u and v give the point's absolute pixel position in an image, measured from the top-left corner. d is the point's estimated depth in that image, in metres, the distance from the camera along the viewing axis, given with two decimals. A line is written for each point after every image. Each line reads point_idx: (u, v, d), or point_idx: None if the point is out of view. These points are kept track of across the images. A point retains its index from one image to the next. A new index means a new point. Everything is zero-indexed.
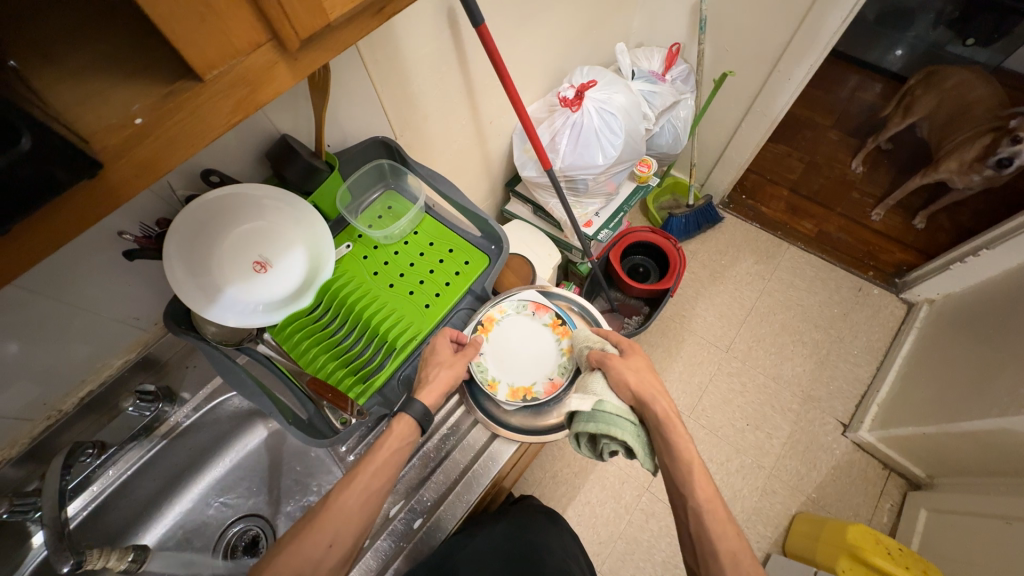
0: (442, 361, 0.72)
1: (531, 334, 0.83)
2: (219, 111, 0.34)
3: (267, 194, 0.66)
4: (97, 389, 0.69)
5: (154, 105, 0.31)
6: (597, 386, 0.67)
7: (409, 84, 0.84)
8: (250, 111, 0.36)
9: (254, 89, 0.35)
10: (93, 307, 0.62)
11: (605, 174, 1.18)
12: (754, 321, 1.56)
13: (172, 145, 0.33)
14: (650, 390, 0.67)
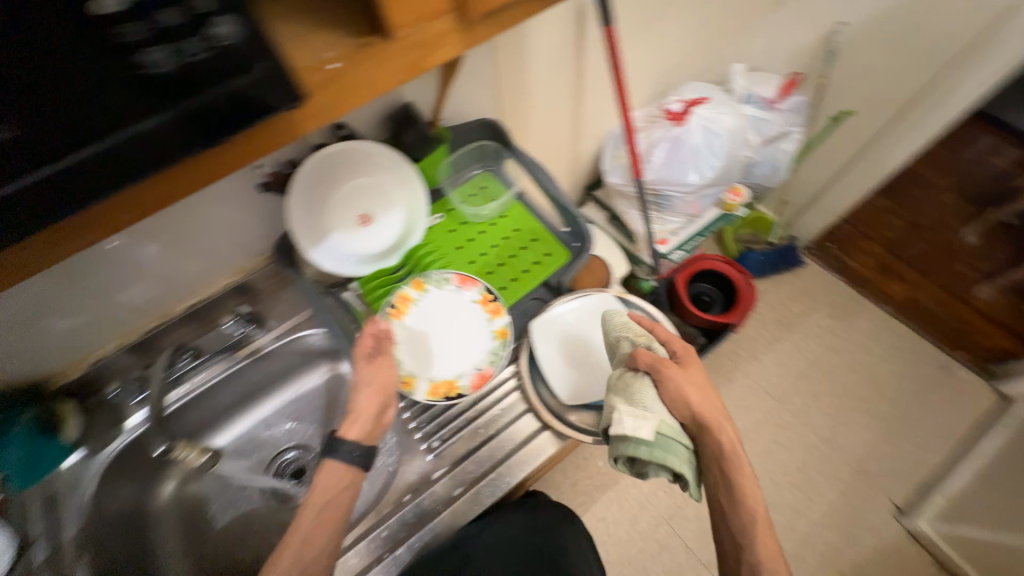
0: (369, 385, 0.63)
1: (438, 313, 0.73)
2: (393, 69, 0.36)
3: (380, 152, 0.68)
4: (201, 303, 0.78)
5: (347, 55, 0.35)
6: (648, 399, 0.61)
7: (524, 74, 0.85)
8: (416, 74, 0.38)
9: (425, 54, 0.37)
10: (219, 229, 0.69)
11: (693, 194, 1.16)
12: (816, 378, 1.46)
13: (350, 94, 0.36)
14: (708, 414, 0.61)
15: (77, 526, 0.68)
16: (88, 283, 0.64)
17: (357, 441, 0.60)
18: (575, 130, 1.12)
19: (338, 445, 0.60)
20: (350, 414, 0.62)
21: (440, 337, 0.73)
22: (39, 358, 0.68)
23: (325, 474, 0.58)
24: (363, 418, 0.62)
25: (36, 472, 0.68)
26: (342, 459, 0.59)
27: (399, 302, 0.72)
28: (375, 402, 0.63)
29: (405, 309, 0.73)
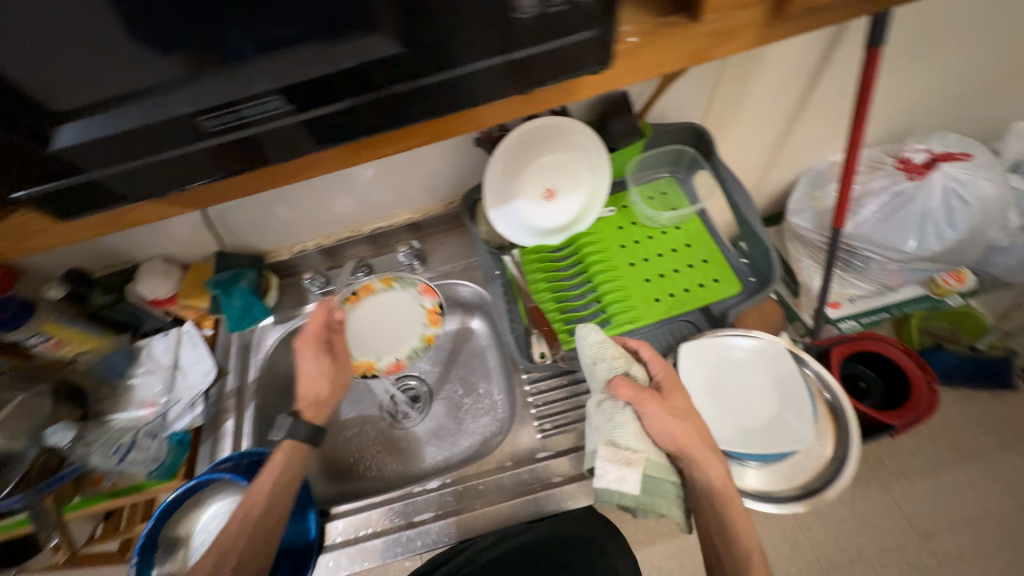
0: (322, 369, 0.69)
1: (394, 312, 0.79)
2: (679, 51, 0.38)
3: (584, 134, 0.69)
4: (384, 228, 0.89)
5: (646, 31, 0.36)
6: (630, 440, 0.51)
7: (748, 85, 0.81)
8: (696, 61, 0.39)
9: (716, 42, 0.38)
10: (424, 168, 0.79)
11: (899, 263, 0.97)
12: (1003, 545, 1.09)
13: (635, 68, 0.38)
14: (698, 453, 0.52)
15: (255, 375, 0.82)
16: (319, 187, 0.78)
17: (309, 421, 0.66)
18: (772, 158, 1.02)
19: (287, 424, 0.65)
20: (307, 400, 0.68)
21: (380, 318, 0.79)
22: (266, 236, 0.85)
23: (285, 454, 0.64)
24: (311, 401, 0.68)
25: (246, 321, 0.81)
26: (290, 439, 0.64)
27: (362, 289, 0.80)
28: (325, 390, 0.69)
29: (363, 296, 0.80)
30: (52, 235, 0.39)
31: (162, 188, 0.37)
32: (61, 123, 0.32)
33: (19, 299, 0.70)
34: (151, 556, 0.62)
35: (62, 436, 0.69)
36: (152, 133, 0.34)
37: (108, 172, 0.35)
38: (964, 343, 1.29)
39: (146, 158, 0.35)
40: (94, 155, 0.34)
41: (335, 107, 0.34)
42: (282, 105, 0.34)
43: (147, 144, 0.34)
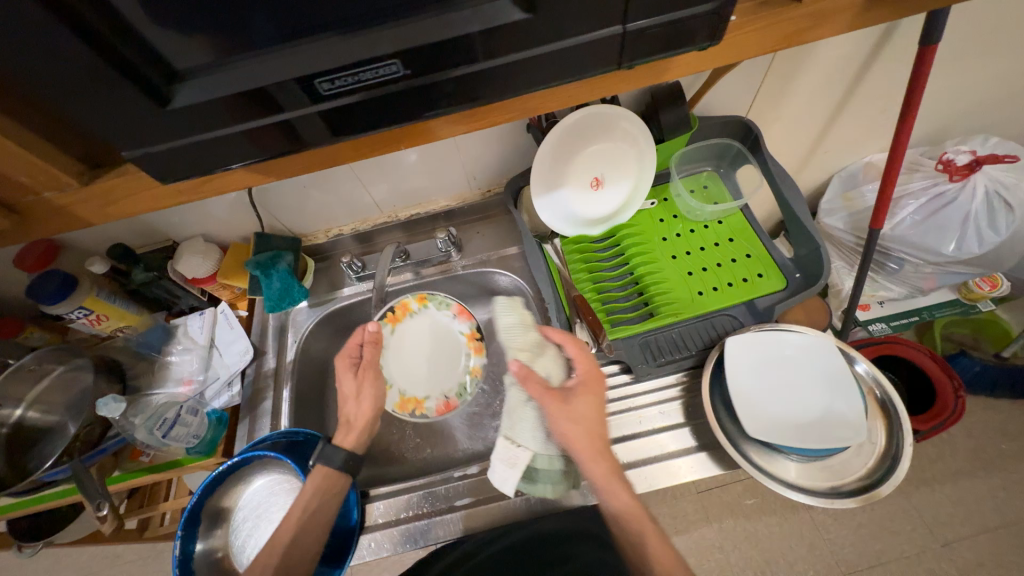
0: (354, 393, 0.68)
1: (437, 338, 0.81)
2: (776, 34, 0.37)
3: (632, 122, 0.68)
4: (422, 214, 0.89)
5: (748, 11, 0.36)
6: (524, 432, 0.63)
7: (794, 81, 0.78)
8: (789, 45, 0.39)
9: (814, 25, 0.37)
10: (465, 155, 0.78)
11: (934, 266, 0.98)
12: None
13: (732, 49, 0.37)
14: (586, 449, 0.58)
15: (292, 357, 0.83)
16: (361, 172, 0.77)
17: (349, 448, 0.64)
18: (805, 158, 0.99)
19: (332, 454, 0.63)
20: (346, 425, 0.67)
21: (422, 347, 0.80)
22: (302, 220, 0.85)
23: (320, 479, 0.62)
24: (356, 427, 0.66)
25: (286, 302, 0.81)
26: (327, 464, 0.62)
27: (399, 308, 0.80)
28: (368, 415, 0.67)
29: (401, 316, 0.80)
30: (134, 202, 0.37)
31: (252, 156, 0.35)
32: (173, 88, 0.29)
33: (62, 274, 0.70)
34: (194, 530, 0.63)
35: (113, 409, 0.63)
36: (261, 97, 0.31)
37: (199, 139, 0.32)
38: (988, 350, 1.15)
39: (248, 122, 0.32)
40: (195, 119, 0.31)
41: (458, 72, 0.32)
42: (404, 70, 0.31)
43: (254, 106, 0.31)
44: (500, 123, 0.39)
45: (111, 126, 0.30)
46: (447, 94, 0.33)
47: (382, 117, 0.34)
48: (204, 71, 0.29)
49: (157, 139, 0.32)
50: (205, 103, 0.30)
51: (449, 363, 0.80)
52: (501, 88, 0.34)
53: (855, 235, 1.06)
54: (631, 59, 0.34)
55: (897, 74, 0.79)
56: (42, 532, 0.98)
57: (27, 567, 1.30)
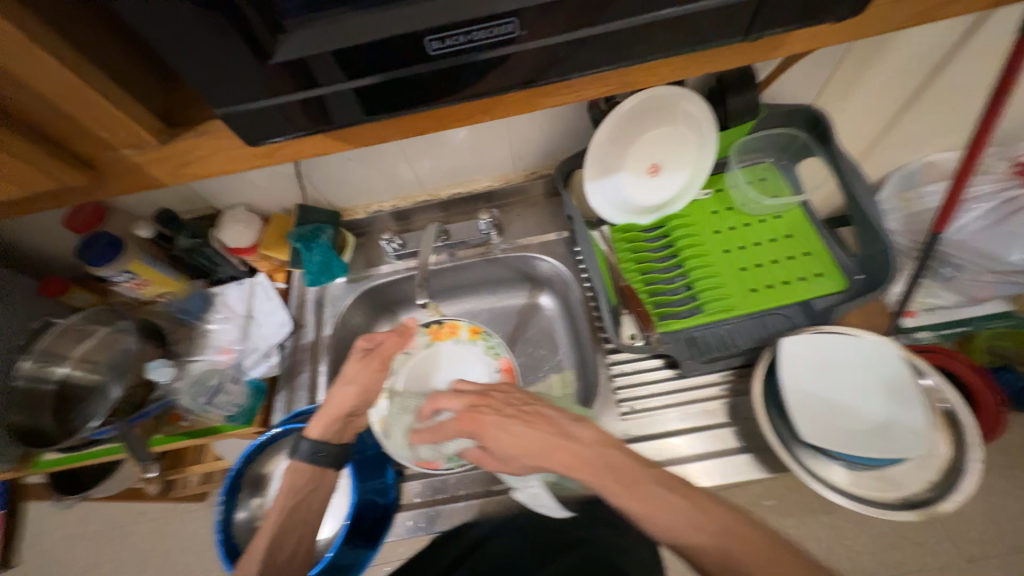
0: (348, 379, 0.63)
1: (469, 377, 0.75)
2: (904, 14, 0.35)
3: (693, 104, 0.64)
4: (463, 194, 0.87)
5: None
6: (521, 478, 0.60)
7: (869, 71, 0.72)
8: (916, 24, 0.36)
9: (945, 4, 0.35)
10: (516, 134, 0.76)
11: (995, 275, 0.94)
12: None
13: (847, 28, 0.36)
14: (545, 456, 0.53)
15: (330, 331, 0.83)
16: (408, 147, 0.75)
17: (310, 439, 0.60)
18: (864, 154, 0.93)
19: (300, 445, 0.61)
20: (318, 412, 0.62)
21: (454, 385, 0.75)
22: (344, 194, 0.84)
23: (292, 476, 0.61)
24: (330, 417, 0.62)
25: (327, 276, 0.80)
26: (300, 459, 0.61)
27: (447, 325, 0.77)
28: (344, 403, 0.62)
29: (445, 337, 0.77)
30: (214, 162, 0.36)
31: (331, 123, 0.34)
32: (278, 39, 0.29)
33: (110, 236, 0.70)
34: (235, 499, 0.64)
35: (163, 373, 0.64)
36: (364, 54, 0.30)
37: (294, 98, 0.32)
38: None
39: (347, 83, 0.31)
40: (295, 76, 0.30)
41: (568, 37, 0.31)
42: (519, 30, 0.30)
43: (352, 65, 0.30)
44: (591, 98, 0.37)
45: (215, 78, 0.29)
46: (558, 61, 0.32)
47: (479, 83, 0.33)
48: (313, 20, 0.29)
49: (252, 96, 0.31)
50: (309, 57, 0.29)
51: None
52: (608, 59, 0.33)
53: (908, 237, 1.02)
54: (761, 29, 0.33)
55: (982, 69, 0.73)
56: (78, 486, 1.01)
57: (58, 516, 1.36)
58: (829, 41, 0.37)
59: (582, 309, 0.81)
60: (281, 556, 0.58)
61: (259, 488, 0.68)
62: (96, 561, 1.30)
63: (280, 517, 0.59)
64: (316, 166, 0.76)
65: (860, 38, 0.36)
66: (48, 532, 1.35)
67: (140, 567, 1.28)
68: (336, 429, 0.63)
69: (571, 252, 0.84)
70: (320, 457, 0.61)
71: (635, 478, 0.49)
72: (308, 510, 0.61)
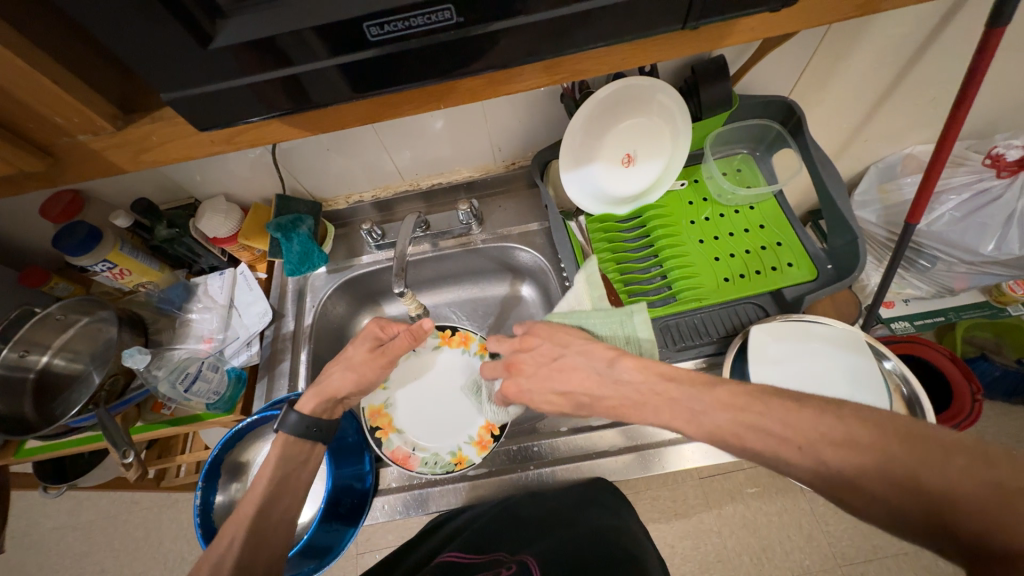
0: (353, 364, 0.65)
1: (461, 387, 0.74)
2: (843, 4, 0.36)
3: (667, 94, 0.64)
4: (444, 184, 0.88)
5: None
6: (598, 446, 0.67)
7: (842, 62, 0.73)
8: (855, 13, 0.37)
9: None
10: (494, 126, 0.76)
11: (969, 265, 0.96)
12: None
13: (789, 18, 0.37)
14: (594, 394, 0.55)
15: (310, 321, 0.84)
16: (386, 137, 0.75)
17: (304, 415, 0.60)
18: (842, 147, 0.94)
19: (289, 417, 0.60)
20: (311, 389, 0.63)
21: (454, 391, 0.74)
22: (325, 184, 0.84)
23: (282, 448, 0.59)
24: (326, 395, 0.63)
25: (306, 266, 0.80)
26: (289, 431, 0.60)
27: (459, 333, 0.77)
28: (341, 385, 0.63)
29: (454, 344, 0.77)
30: (171, 148, 0.37)
31: (309, 103, 0.35)
32: (219, 24, 0.29)
33: (89, 225, 0.70)
34: (214, 483, 0.65)
35: (139, 360, 0.65)
36: (306, 40, 0.30)
37: (240, 83, 0.32)
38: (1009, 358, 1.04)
39: (294, 68, 0.32)
40: (239, 62, 0.31)
41: (508, 25, 0.31)
42: (456, 17, 0.30)
43: (297, 50, 0.31)
44: (544, 86, 0.38)
45: (157, 63, 0.29)
46: (501, 47, 0.33)
47: (425, 70, 0.34)
48: (254, 6, 0.29)
49: (199, 80, 0.31)
50: (251, 43, 0.30)
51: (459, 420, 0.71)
52: (552, 46, 0.34)
53: (887, 229, 1.03)
54: (699, 18, 0.33)
55: (953, 61, 0.74)
56: (66, 475, 1.01)
57: (50, 506, 1.37)
58: (774, 30, 0.38)
59: (561, 299, 0.82)
60: (266, 527, 0.54)
61: (238, 474, 0.69)
62: (88, 550, 1.31)
63: (269, 487, 0.56)
64: (294, 155, 0.75)
65: (804, 26, 0.37)
66: (40, 522, 1.36)
67: (131, 556, 1.29)
68: (327, 408, 0.63)
69: (549, 242, 0.85)
70: (312, 430, 0.61)
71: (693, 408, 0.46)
72: (296, 484, 0.59)
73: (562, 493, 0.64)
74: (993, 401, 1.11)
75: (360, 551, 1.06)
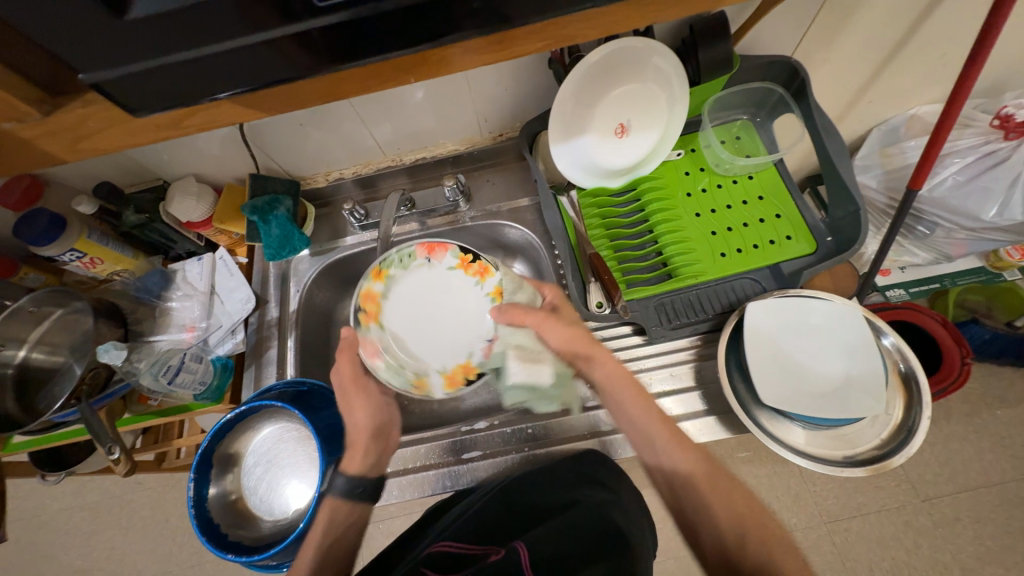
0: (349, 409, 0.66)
1: (432, 283, 0.73)
2: None
3: (664, 58, 0.60)
4: (428, 159, 0.83)
5: None
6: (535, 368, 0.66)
7: (851, 17, 0.67)
8: None
9: None
10: (478, 95, 0.71)
11: (968, 231, 0.94)
12: None
13: None
14: (583, 348, 0.63)
15: (295, 307, 0.81)
16: (364, 110, 0.70)
17: (353, 473, 0.61)
18: (844, 109, 0.90)
19: (337, 482, 0.61)
20: (350, 444, 0.64)
21: (426, 306, 0.72)
22: (301, 161, 0.79)
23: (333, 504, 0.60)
24: (358, 446, 0.64)
25: (287, 250, 0.77)
26: (342, 493, 0.61)
27: (365, 301, 0.70)
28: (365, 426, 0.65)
29: (376, 309, 0.71)
30: (110, 134, 0.34)
31: (258, 77, 0.31)
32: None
33: (50, 213, 0.66)
34: (206, 475, 0.65)
35: (115, 356, 0.63)
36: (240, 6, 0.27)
37: (166, 61, 0.29)
38: (1000, 320, 1.07)
39: (228, 42, 0.29)
40: (165, 35, 0.28)
41: None
42: None
43: (231, 18, 0.28)
44: (527, 55, 0.34)
45: (70, 35, 0.26)
46: (471, 12, 0.30)
47: (384, 39, 0.30)
48: None
49: (122, 59, 0.28)
50: (174, 11, 0.27)
51: (459, 297, 0.72)
52: (530, 9, 0.30)
53: (887, 195, 1.01)
54: None
55: (967, 14, 0.69)
56: (63, 462, 1.01)
57: (56, 489, 1.39)
58: None
59: (552, 277, 0.79)
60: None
61: (230, 466, 0.68)
62: (96, 530, 1.34)
63: (328, 527, 0.58)
64: (265, 131, 0.70)
65: None
66: (47, 504, 1.38)
67: (139, 532, 1.32)
68: (373, 458, 0.64)
69: (540, 219, 0.82)
70: (357, 491, 0.61)
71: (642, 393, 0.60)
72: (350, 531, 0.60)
73: (555, 469, 0.64)
74: (982, 363, 1.11)
75: None
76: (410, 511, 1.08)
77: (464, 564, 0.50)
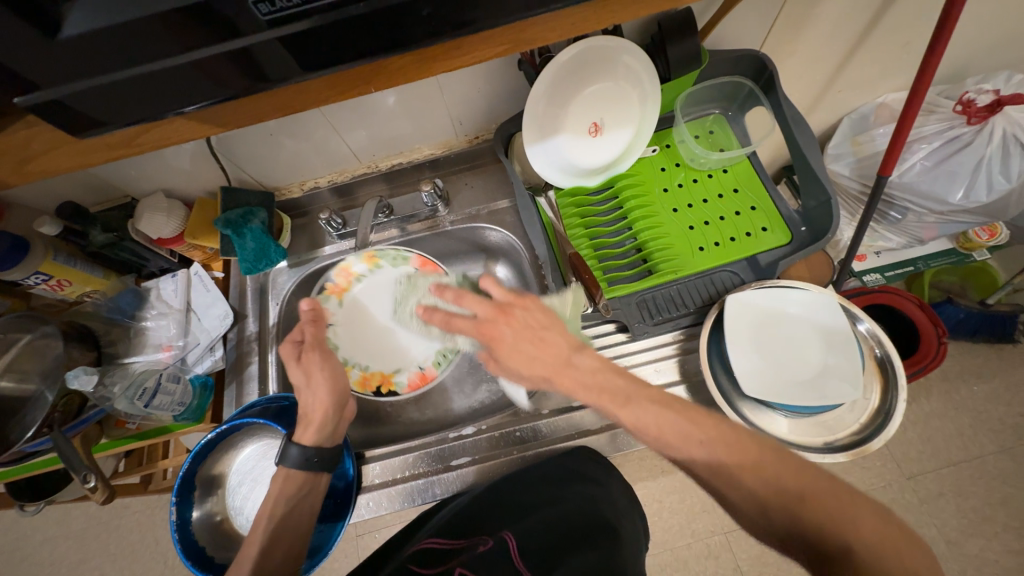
0: (313, 381, 0.61)
1: (354, 324, 0.79)
2: None
3: (633, 55, 0.60)
4: (405, 164, 0.82)
5: None
6: None
7: (815, 10, 0.68)
8: None
9: None
10: (450, 98, 0.70)
11: (938, 215, 0.97)
12: None
13: None
14: (547, 369, 0.47)
15: (275, 320, 0.80)
16: (335, 117, 0.68)
17: (307, 447, 0.59)
18: (815, 100, 0.91)
19: (289, 452, 0.59)
20: (303, 421, 0.61)
21: (373, 334, 0.79)
22: (274, 171, 0.78)
23: (282, 483, 0.59)
24: (312, 422, 0.60)
25: (263, 263, 0.75)
26: (292, 466, 0.59)
27: (377, 380, 0.77)
28: (324, 402, 0.61)
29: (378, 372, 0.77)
30: (60, 156, 0.33)
31: (210, 92, 0.31)
32: (64, 9, 0.26)
33: (11, 236, 0.63)
34: (189, 498, 0.64)
35: (86, 381, 0.61)
36: (179, 22, 0.27)
37: (114, 79, 0.29)
38: (973, 298, 1.10)
39: (175, 58, 0.29)
40: (106, 54, 0.28)
41: None
42: None
43: (174, 34, 0.28)
44: (490, 59, 0.34)
45: (9, 60, 0.26)
46: (422, 20, 0.30)
47: (338, 50, 0.30)
48: None
49: (69, 79, 0.28)
50: (110, 31, 0.26)
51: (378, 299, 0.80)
52: (487, 18, 0.30)
53: (859, 182, 1.02)
54: None
55: (927, 3, 0.71)
56: (42, 491, 0.98)
57: (38, 519, 1.34)
58: None
59: (534, 279, 0.79)
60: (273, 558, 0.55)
61: (213, 487, 0.67)
62: (83, 558, 1.30)
63: (271, 524, 0.56)
64: (234, 143, 0.69)
65: None
66: (30, 535, 1.34)
67: (129, 557, 1.29)
68: (330, 429, 0.62)
69: (520, 221, 0.82)
70: (313, 462, 0.59)
71: (628, 395, 0.44)
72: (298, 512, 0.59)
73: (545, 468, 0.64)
74: (959, 341, 1.14)
75: (358, 533, 1.08)
76: (406, 520, 1.06)
77: (447, 558, 0.50)
